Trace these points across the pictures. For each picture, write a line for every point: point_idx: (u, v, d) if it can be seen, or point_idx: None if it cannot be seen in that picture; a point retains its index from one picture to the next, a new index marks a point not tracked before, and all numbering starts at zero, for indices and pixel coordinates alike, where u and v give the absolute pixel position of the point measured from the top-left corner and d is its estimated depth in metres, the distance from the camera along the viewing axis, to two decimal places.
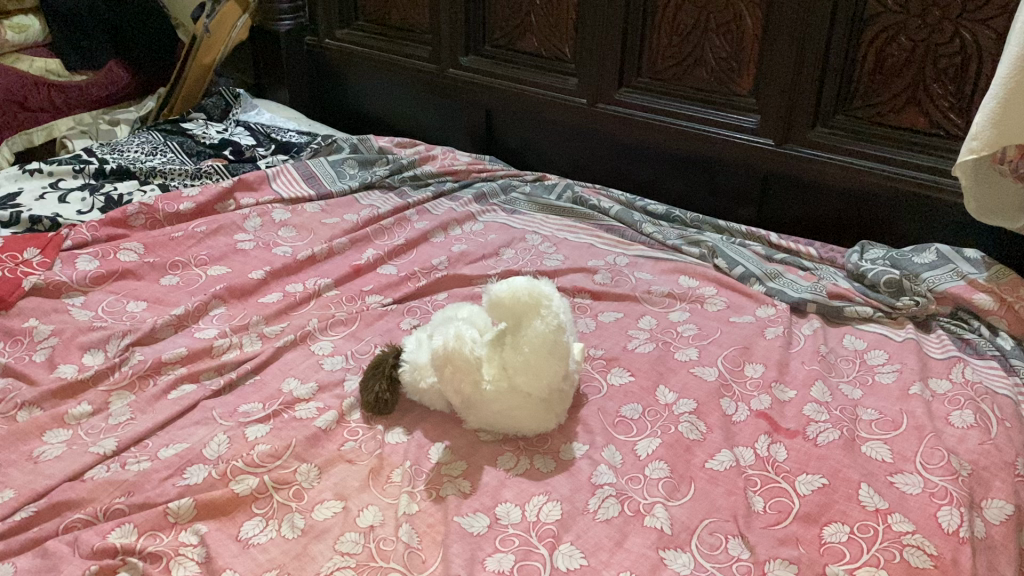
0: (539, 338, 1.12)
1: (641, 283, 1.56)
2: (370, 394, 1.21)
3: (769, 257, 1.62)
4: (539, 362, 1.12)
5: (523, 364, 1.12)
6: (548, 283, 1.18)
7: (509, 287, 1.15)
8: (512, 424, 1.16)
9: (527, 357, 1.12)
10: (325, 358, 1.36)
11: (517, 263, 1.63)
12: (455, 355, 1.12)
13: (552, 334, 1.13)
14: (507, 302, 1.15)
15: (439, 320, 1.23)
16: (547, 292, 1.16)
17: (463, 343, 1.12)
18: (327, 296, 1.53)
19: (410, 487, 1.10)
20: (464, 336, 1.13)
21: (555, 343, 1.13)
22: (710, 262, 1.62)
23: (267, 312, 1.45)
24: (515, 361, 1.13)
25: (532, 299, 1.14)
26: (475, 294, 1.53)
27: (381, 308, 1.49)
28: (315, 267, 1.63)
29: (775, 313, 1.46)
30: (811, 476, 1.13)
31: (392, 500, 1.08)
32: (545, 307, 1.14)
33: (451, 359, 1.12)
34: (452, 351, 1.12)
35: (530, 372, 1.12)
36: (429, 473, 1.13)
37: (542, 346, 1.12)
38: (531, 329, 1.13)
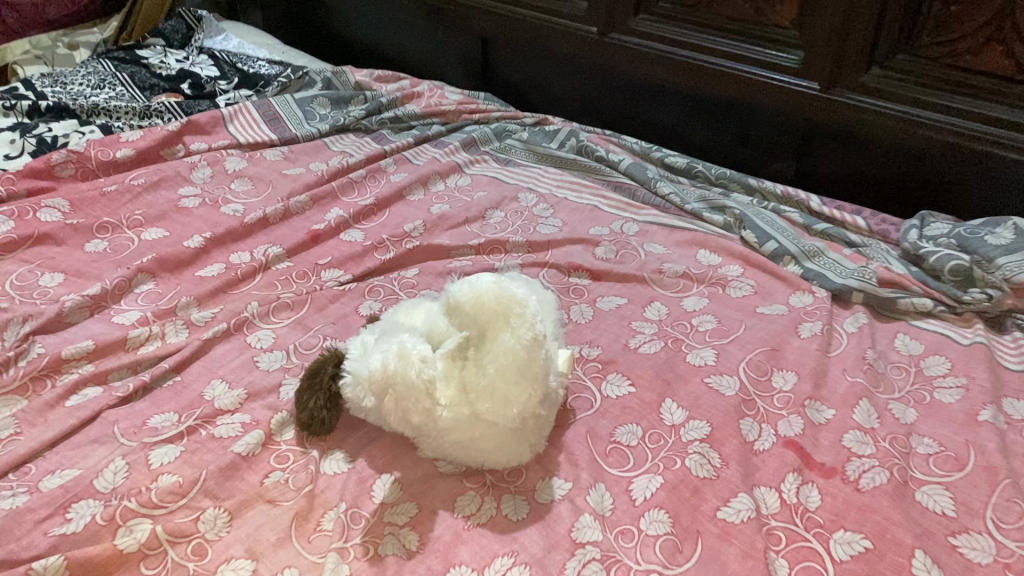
0: (507, 357, 0.87)
1: (652, 258, 1.30)
2: (304, 411, 0.98)
3: (808, 227, 1.35)
4: (508, 386, 0.87)
5: (486, 388, 0.87)
6: (522, 284, 0.93)
7: (473, 289, 0.91)
8: (476, 454, 0.93)
9: (494, 378, 0.87)
10: (263, 354, 1.13)
11: (505, 232, 1.37)
12: (396, 379, 0.87)
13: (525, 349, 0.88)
14: (471, 307, 0.91)
15: (392, 321, 0.99)
16: (523, 295, 0.91)
17: (410, 360, 0.87)
18: (276, 270, 1.28)
19: (342, 542, 0.88)
20: (412, 350, 0.88)
21: (528, 364, 0.87)
22: (736, 233, 1.35)
23: (200, 292, 1.22)
24: (478, 383, 0.88)
25: (500, 306, 0.89)
26: (449, 268, 1.27)
27: (336, 287, 1.24)
28: (268, 232, 1.38)
29: (812, 303, 1.20)
30: (850, 536, 0.89)
31: (317, 558, 0.86)
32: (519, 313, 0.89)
33: (392, 379, 0.87)
34: (394, 370, 0.87)
35: (495, 399, 0.87)
36: (368, 521, 0.90)
37: (512, 365, 0.87)
38: (498, 345, 0.88)
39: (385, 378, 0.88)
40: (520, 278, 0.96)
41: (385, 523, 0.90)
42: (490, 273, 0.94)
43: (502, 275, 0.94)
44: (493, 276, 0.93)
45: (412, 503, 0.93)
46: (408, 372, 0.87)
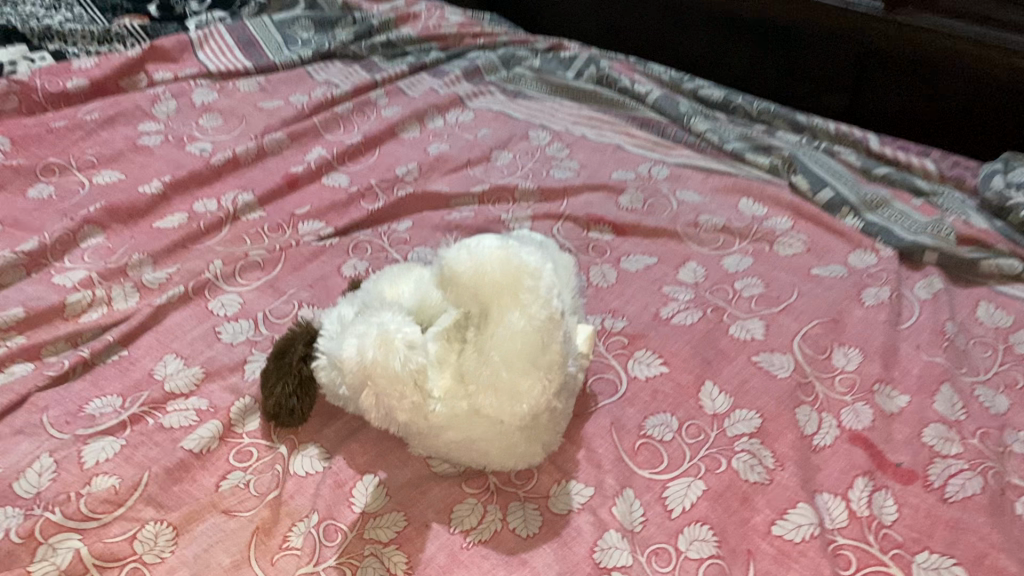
0: (515, 344, 0.69)
1: (684, 208, 1.11)
2: (270, 399, 0.81)
3: (867, 171, 1.15)
4: (516, 379, 0.69)
5: (489, 381, 0.70)
6: (533, 249, 0.75)
7: (473, 259, 0.73)
8: (476, 454, 0.76)
9: (498, 369, 0.69)
10: (226, 324, 0.95)
11: (513, 176, 1.18)
12: (376, 371, 0.69)
13: (537, 332, 0.70)
14: (470, 280, 0.73)
15: (373, 292, 0.81)
16: (534, 264, 0.73)
17: (393, 346, 0.69)
18: (246, 221, 1.10)
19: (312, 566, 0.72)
20: (395, 334, 0.70)
21: (541, 351, 0.70)
22: (783, 177, 1.15)
23: (155, 248, 1.04)
24: (477, 374, 0.70)
25: (507, 279, 0.72)
26: (448, 219, 1.09)
27: (316, 242, 1.05)
28: (238, 175, 1.19)
29: (876, 263, 1.02)
30: (938, 559, 0.72)
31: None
32: (530, 287, 0.72)
33: (370, 371, 0.69)
34: (372, 360, 0.69)
35: (500, 395, 0.70)
36: (345, 538, 0.74)
37: (521, 354, 0.69)
38: (503, 328, 0.70)
39: (361, 369, 0.70)
40: (529, 240, 0.78)
41: (366, 540, 0.74)
42: (493, 235, 0.76)
43: (508, 239, 0.76)
44: (497, 240, 0.75)
45: (399, 513, 0.76)
46: (390, 362, 0.69)
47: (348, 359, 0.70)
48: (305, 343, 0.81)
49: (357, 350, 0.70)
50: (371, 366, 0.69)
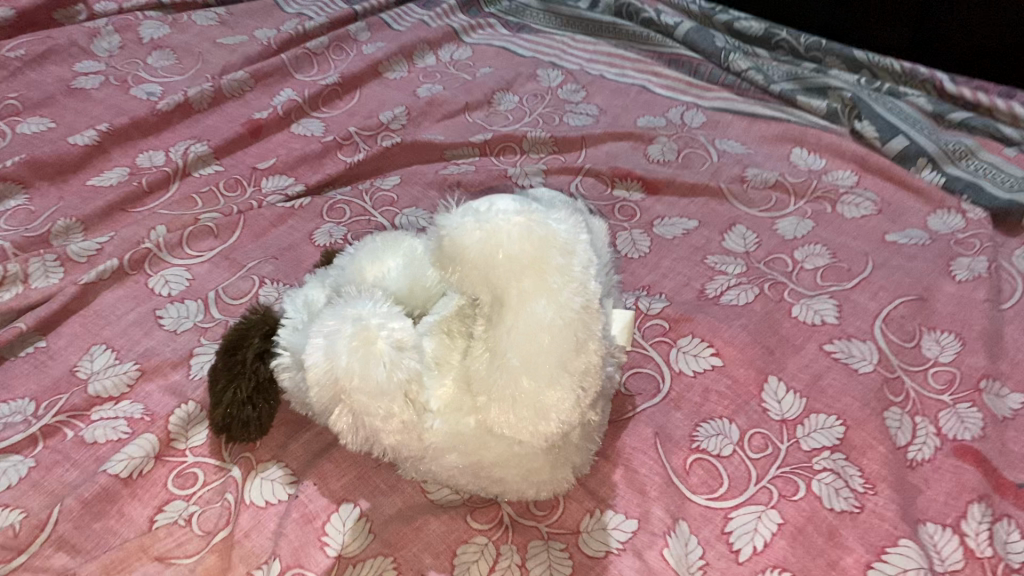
0: (539, 346, 0.51)
1: (726, 160, 0.93)
2: (218, 410, 0.63)
3: (940, 116, 0.97)
4: (541, 393, 0.51)
5: (504, 394, 0.52)
6: (561, 215, 0.56)
7: (485, 230, 0.53)
8: (486, 483, 0.58)
9: (517, 379, 0.51)
10: (169, 306, 0.77)
11: (520, 123, 0.99)
12: (351, 384, 0.51)
13: (568, 328, 0.52)
14: (479, 259, 0.53)
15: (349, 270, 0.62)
16: (563, 234, 0.55)
17: (374, 350, 0.51)
18: (198, 177, 0.91)
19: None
20: (377, 334, 0.52)
21: (573, 354, 0.52)
22: (843, 124, 0.97)
23: (85, 210, 0.84)
24: (488, 384, 0.52)
25: (529, 260, 0.53)
26: (444, 174, 0.90)
27: (283, 203, 0.87)
28: (191, 123, 0.98)
29: (965, 228, 0.84)
30: None
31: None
32: (558, 267, 0.53)
33: (344, 384, 0.52)
34: (346, 369, 0.51)
35: (519, 413, 0.52)
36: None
37: (548, 357, 0.51)
38: (524, 324, 0.52)
39: (332, 380, 0.52)
40: (554, 199, 0.59)
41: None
42: (508, 195, 0.56)
43: (528, 198, 0.57)
44: (513, 201, 0.56)
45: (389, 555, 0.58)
46: (370, 373, 0.51)
47: (314, 366, 0.53)
48: (263, 336, 0.62)
49: (325, 355, 0.52)
50: (344, 377, 0.51)
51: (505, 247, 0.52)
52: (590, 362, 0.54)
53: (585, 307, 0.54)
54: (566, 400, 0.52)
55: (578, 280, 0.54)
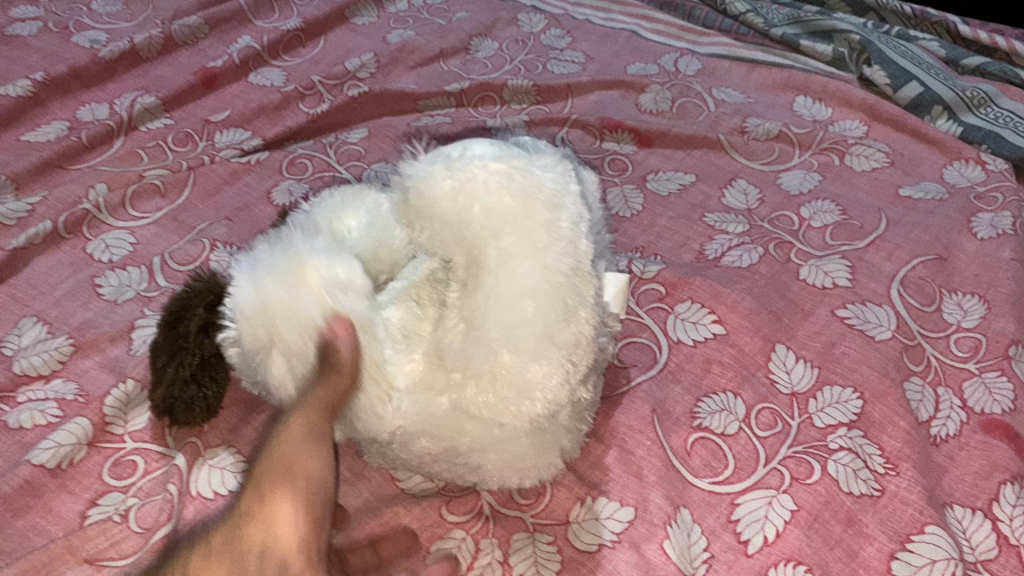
0: (523, 318, 0.44)
1: (724, 109, 0.85)
2: (157, 390, 0.55)
3: (953, 61, 0.90)
4: (523, 369, 0.45)
5: (480, 370, 0.45)
6: (547, 162, 0.49)
7: (457, 176, 0.47)
8: (463, 471, 0.51)
9: (495, 353, 0.44)
10: (109, 273, 0.68)
11: (500, 71, 0.91)
12: (281, 323, 0.45)
13: (555, 294, 0.45)
14: (445, 202, 0.47)
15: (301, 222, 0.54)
16: (550, 185, 0.48)
17: (305, 280, 0.45)
18: (145, 132, 0.82)
19: (264, 487, 0.40)
20: (312, 263, 0.46)
21: (559, 323, 0.45)
22: (850, 70, 0.90)
23: (15, 168, 0.75)
24: (462, 358, 0.45)
25: (506, 207, 0.46)
26: (417, 125, 0.82)
27: (238, 158, 0.79)
28: (138, 72, 0.89)
29: (985, 180, 0.77)
30: None
31: (217, 552, 0.39)
32: (543, 222, 0.46)
33: (280, 332, 0.45)
34: (273, 300, 0.45)
35: (499, 391, 0.45)
36: (296, 419, 0.42)
37: (531, 329, 0.44)
38: (502, 285, 0.45)
39: (270, 332, 0.46)
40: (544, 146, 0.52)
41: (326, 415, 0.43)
42: (486, 140, 0.50)
43: (511, 144, 0.50)
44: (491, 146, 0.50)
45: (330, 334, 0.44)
46: (298, 304, 0.45)
47: (249, 316, 0.46)
48: (206, 307, 0.52)
49: (262, 303, 0.46)
50: (284, 328, 0.45)
51: (481, 200, 0.46)
52: (581, 334, 0.47)
53: (575, 271, 0.47)
54: (551, 376, 0.45)
55: (567, 238, 0.47)
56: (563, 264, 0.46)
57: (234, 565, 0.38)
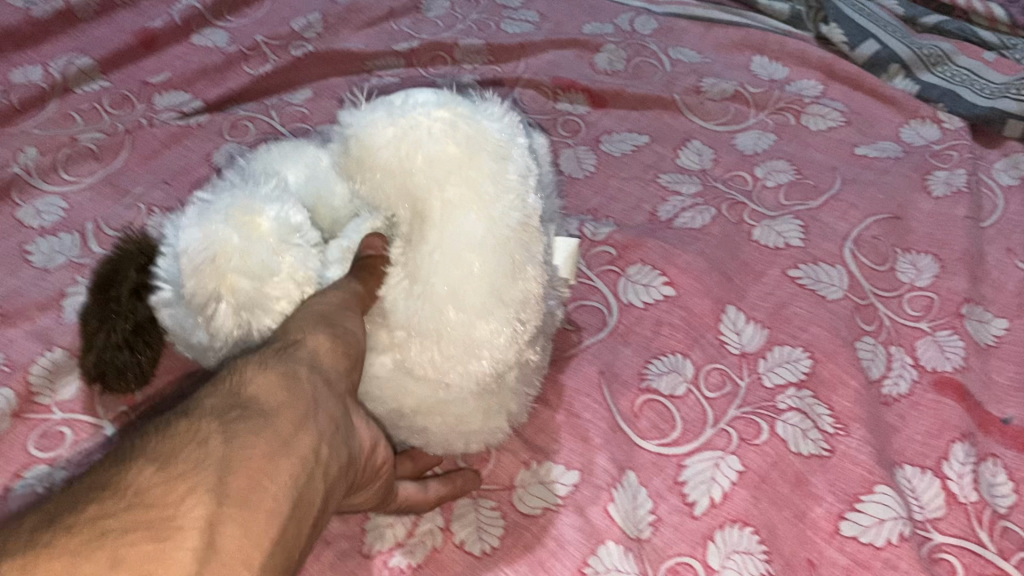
0: (471, 276, 0.43)
1: (680, 69, 0.84)
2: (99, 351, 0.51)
3: (912, 20, 0.89)
4: (470, 326, 0.43)
5: (426, 329, 0.43)
6: (490, 108, 0.47)
7: (398, 124, 0.44)
8: (407, 435, 0.49)
9: (441, 310, 0.43)
10: (39, 239, 0.66)
11: (451, 31, 0.89)
12: (229, 270, 0.42)
13: (502, 250, 0.43)
14: (390, 156, 0.44)
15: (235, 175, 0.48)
16: (496, 135, 0.45)
17: (256, 226, 0.42)
18: (81, 94, 0.79)
19: (292, 330, 0.41)
20: (260, 210, 0.43)
21: (507, 281, 0.44)
22: (808, 28, 0.88)
23: None
24: (406, 317, 0.43)
25: (454, 154, 0.43)
26: (364, 86, 0.80)
27: (178, 121, 0.76)
28: (74, 33, 0.85)
29: (941, 138, 0.76)
30: None
31: (269, 365, 0.38)
32: (490, 172, 0.44)
33: (231, 276, 0.42)
34: (223, 244, 0.42)
35: (446, 353, 0.44)
36: (331, 294, 0.43)
37: (477, 286, 0.43)
38: (448, 242, 0.43)
39: (213, 280, 0.42)
40: (494, 97, 0.50)
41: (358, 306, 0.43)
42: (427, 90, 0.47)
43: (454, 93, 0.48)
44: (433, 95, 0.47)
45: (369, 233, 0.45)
46: (252, 249, 0.42)
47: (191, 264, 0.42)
48: (138, 269, 0.50)
49: (207, 248, 0.42)
50: (235, 280, 0.42)
51: (424, 148, 0.43)
52: (529, 287, 0.45)
53: (522, 222, 0.45)
54: (501, 331, 0.44)
55: (514, 190, 0.45)
56: (510, 211, 0.44)
57: (289, 377, 0.37)
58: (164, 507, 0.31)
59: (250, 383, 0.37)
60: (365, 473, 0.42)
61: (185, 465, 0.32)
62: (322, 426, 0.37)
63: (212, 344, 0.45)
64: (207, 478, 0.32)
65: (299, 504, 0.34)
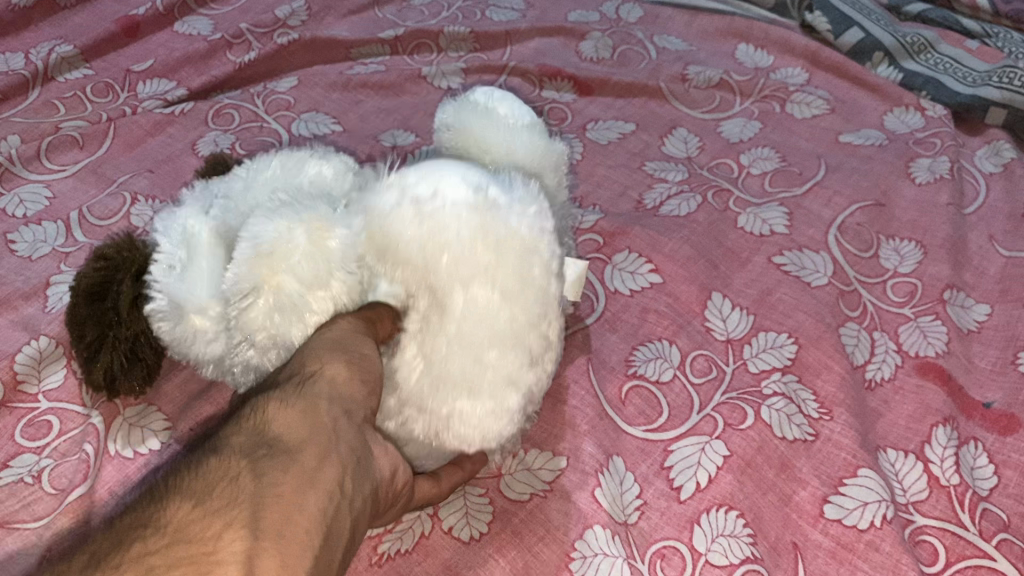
0: (485, 372, 0.40)
1: (666, 57, 0.84)
2: (88, 367, 0.46)
3: (896, 9, 0.90)
4: (479, 413, 0.42)
5: (432, 409, 0.41)
6: (523, 192, 0.41)
7: (422, 219, 0.39)
8: None
9: (451, 400, 0.41)
10: (22, 228, 0.65)
11: (437, 19, 0.88)
12: (282, 271, 0.39)
13: (518, 348, 0.41)
14: (414, 248, 0.39)
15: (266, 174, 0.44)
16: (526, 233, 0.40)
17: (322, 241, 0.39)
18: (63, 81, 0.78)
19: (307, 360, 0.37)
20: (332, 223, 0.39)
21: (519, 375, 0.42)
22: (793, 16, 0.89)
23: None
24: (417, 394, 0.41)
25: (481, 259, 0.39)
26: (350, 74, 0.80)
27: (162, 109, 0.75)
28: (55, 20, 0.84)
29: (924, 126, 0.77)
30: None
31: (289, 400, 0.34)
32: (516, 279, 0.40)
33: (280, 276, 0.39)
34: (282, 240, 0.39)
35: (452, 428, 0.42)
36: (341, 323, 0.39)
37: (490, 379, 0.41)
38: (465, 339, 0.40)
39: (258, 277, 0.39)
40: (520, 188, 0.41)
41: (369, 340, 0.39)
42: (457, 171, 0.40)
43: (485, 175, 0.41)
44: (463, 180, 0.40)
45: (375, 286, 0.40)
46: (307, 253, 0.39)
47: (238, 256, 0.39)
48: (133, 278, 0.44)
49: (258, 242, 0.39)
50: (281, 279, 0.39)
51: (451, 250, 0.38)
52: (539, 378, 0.44)
53: (544, 319, 0.42)
54: (505, 417, 0.43)
55: (538, 293, 0.41)
56: (532, 314, 0.41)
57: (309, 410, 0.34)
58: (204, 542, 0.28)
59: (272, 418, 0.34)
60: (386, 498, 0.38)
61: (220, 503, 0.30)
62: (345, 458, 0.34)
63: (236, 350, 0.41)
64: (244, 513, 0.29)
65: (329, 537, 0.31)
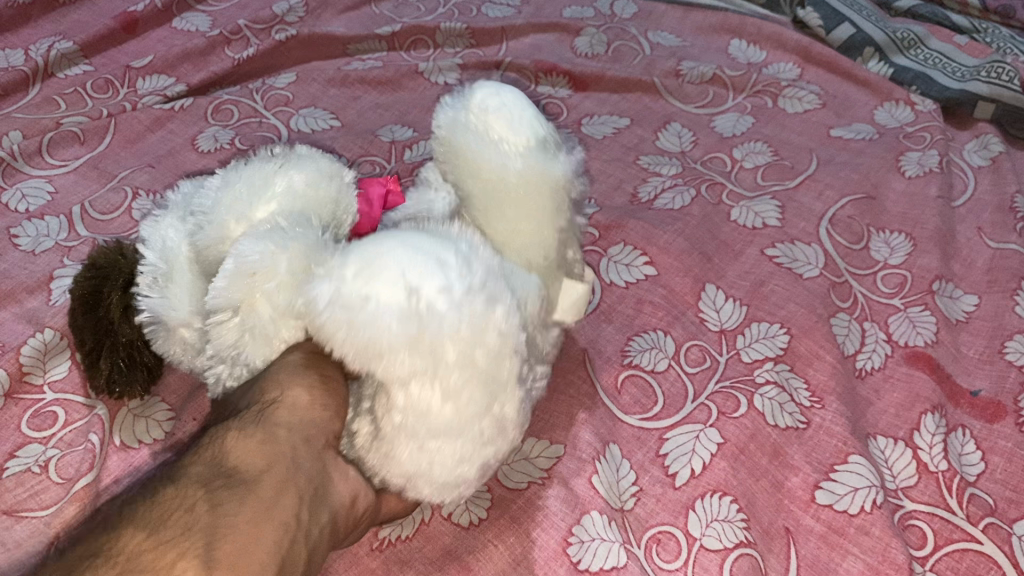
0: (441, 454, 0.38)
1: (660, 53, 0.85)
2: (91, 374, 0.46)
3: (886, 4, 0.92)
4: (439, 483, 0.40)
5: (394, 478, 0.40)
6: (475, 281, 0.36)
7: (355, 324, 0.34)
8: None
9: (409, 476, 0.39)
10: (25, 223, 0.66)
11: (433, 15, 0.89)
12: (265, 296, 0.37)
13: (474, 435, 0.38)
14: (350, 349, 0.35)
15: (234, 181, 0.42)
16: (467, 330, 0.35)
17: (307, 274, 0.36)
18: (63, 78, 0.78)
19: (269, 388, 0.37)
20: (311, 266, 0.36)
21: (481, 451, 0.39)
22: (784, 12, 0.91)
23: None
24: (377, 461, 0.39)
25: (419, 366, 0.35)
26: (348, 70, 0.80)
27: (162, 105, 0.76)
28: (54, 16, 0.85)
29: (914, 121, 0.78)
30: None
31: (247, 431, 0.35)
32: (460, 381, 0.36)
33: (256, 299, 0.37)
34: (264, 265, 0.36)
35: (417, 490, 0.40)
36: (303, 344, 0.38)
37: (447, 460, 0.38)
38: (414, 429, 0.37)
39: (238, 297, 0.37)
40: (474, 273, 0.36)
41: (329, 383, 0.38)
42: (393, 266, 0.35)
43: (430, 260, 0.35)
44: (399, 274, 0.34)
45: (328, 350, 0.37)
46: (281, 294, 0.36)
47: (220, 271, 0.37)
48: (122, 290, 0.43)
49: (244, 261, 0.36)
50: (260, 302, 0.37)
51: (389, 357, 0.35)
52: (505, 444, 0.40)
53: (502, 403, 0.38)
54: (468, 480, 0.40)
55: (489, 387, 0.37)
56: (482, 406, 0.37)
57: (268, 440, 0.35)
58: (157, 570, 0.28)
59: (229, 448, 0.34)
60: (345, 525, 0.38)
61: (175, 532, 0.30)
62: (303, 490, 0.34)
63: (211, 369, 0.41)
64: (197, 544, 0.30)
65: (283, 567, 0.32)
